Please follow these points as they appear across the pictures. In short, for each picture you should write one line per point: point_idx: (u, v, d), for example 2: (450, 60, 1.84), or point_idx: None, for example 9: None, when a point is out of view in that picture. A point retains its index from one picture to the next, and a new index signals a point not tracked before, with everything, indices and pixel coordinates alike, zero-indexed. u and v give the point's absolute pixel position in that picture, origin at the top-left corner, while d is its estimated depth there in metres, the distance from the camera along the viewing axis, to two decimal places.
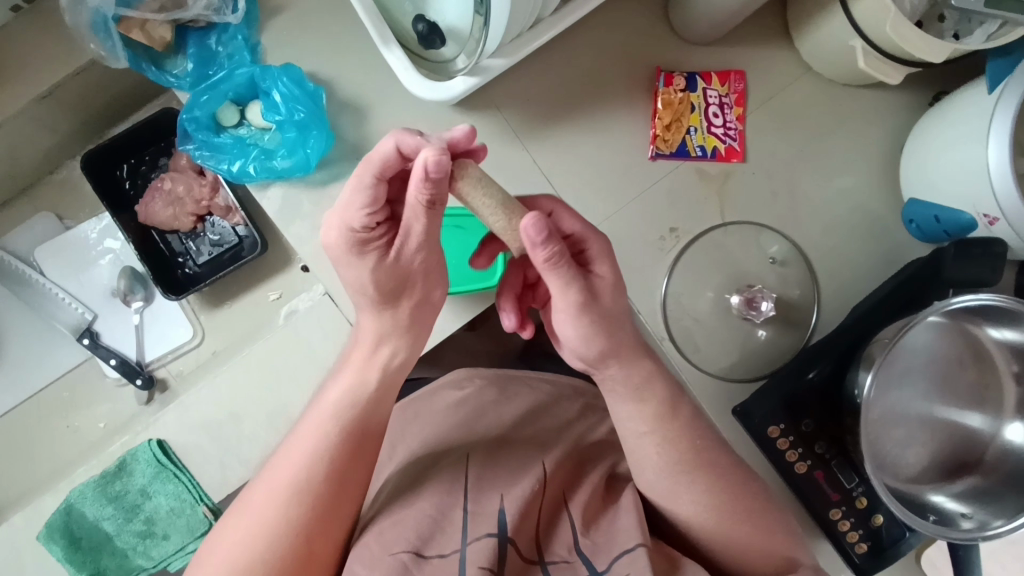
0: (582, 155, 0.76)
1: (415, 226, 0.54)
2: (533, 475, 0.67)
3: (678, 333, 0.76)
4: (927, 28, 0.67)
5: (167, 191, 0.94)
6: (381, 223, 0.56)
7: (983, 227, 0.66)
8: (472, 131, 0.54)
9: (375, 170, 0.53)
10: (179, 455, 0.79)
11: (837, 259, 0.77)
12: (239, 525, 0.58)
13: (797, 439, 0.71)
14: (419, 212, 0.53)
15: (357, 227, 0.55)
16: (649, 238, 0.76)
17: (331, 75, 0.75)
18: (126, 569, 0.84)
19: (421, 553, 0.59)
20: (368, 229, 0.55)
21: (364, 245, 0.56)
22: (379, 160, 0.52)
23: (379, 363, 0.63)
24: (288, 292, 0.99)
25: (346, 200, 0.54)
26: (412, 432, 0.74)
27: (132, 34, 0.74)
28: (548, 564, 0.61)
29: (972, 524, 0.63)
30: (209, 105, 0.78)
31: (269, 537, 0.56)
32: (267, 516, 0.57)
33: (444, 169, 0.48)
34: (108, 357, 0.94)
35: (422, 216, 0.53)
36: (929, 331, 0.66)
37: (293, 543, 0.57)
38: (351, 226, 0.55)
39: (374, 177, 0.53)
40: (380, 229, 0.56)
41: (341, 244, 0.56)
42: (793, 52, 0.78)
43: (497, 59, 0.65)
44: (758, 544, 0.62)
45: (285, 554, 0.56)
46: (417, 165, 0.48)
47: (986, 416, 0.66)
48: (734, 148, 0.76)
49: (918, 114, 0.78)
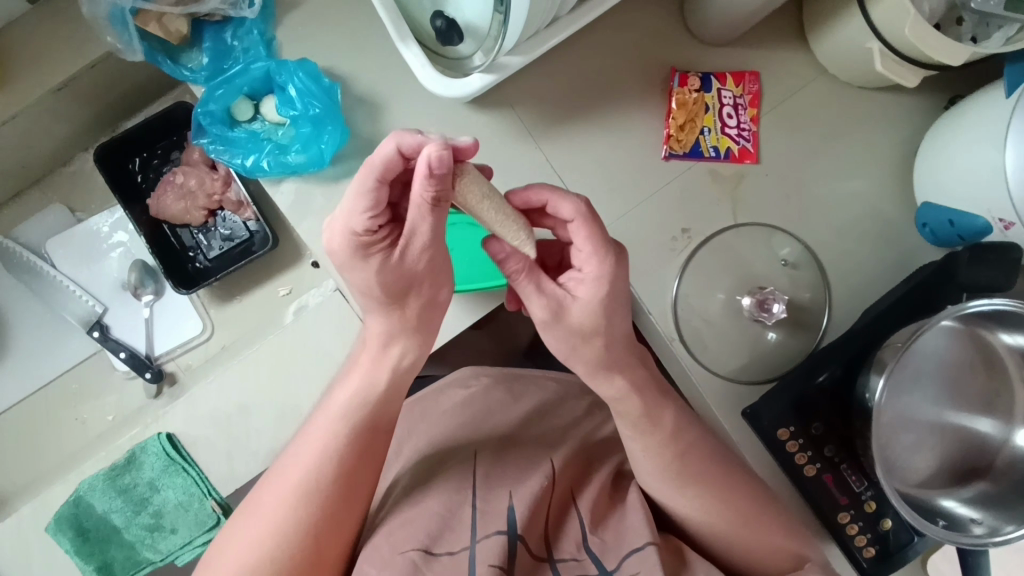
0: (595, 154, 0.76)
1: (422, 227, 0.54)
2: (542, 474, 0.66)
3: (689, 334, 0.76)
4: (945, 31, 0.67)
5: (179, 185, 0.94)
6: (384, 226, 0.56)
7: (998, 232, 0.66)
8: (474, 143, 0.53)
9: (376, 173, 0.53)
10: (188, 449, 0.79)
11: (848, 261, 0.76)
12: (253, 520, 0.58)
13: (806, 442, 0.71)
14: (422, 212, 0.52)
15: (359, 231, 0.55)
16: (661, 238, 0.76)
17: (345, 71, 0.75)
18: (134, 562, 0.84)
19: (430, 551, 0.58)
20: (370, 232, 0.55)
21: (367, 249, 0.56)
22: (380, 162, 0.52)
23: (389, 363, 0.62)
24: (298, 287, 0.99)
25: (350, 204, 0.54)
26: (420, 428, 0.74)
27: (149, 26, 0.74)
28: (557, 562, 0.61)
29: (983, 529, 0.63)
30: (224, 99, 0.78)
31: (281, 532, 0.57)
32: (281, 511, 0.57)
33: (447, 165, 0.49)
34: (118, 350, 0.94)
35: (428, 215, 0.53)
36: (941, 336, 0.66)
37: (304, 540, 0.57)
38: (353, 230, 0.55)
39: (376, 179, 0.53)
40: (382, 233, 0.56)
41: (345, 249, 0.56)
42: (808, 54, 0.77)
43: (515, 56, 0.65)
44: (768, 546, 0.62)
45: (295, 549, 0.57)
46: (420, 161, 0.48)
47: (997, 421, 0.66)
48: (748, 149, 0.76)
49: (932, 117, 0.78)
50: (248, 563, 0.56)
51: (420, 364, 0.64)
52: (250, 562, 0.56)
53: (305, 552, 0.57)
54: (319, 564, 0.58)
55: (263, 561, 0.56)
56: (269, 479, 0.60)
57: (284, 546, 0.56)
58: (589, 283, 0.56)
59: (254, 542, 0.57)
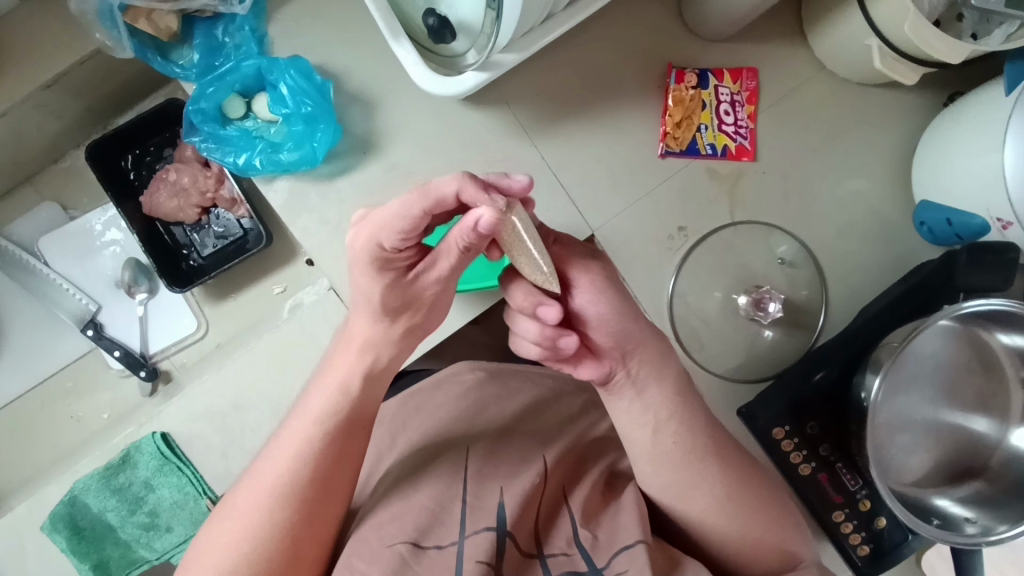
0: (592, 152, 0.75)
1: (443, 262, 0.54)
2: (533, 470, 0.66)
3: (684, 332, 0.76)
4: (945, 28, 0.66)
5: (172, 182, 0.93)
6: (409, 247, 0.54)
7: (996, 232, 0.65)
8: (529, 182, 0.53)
9: (425, 205, 0.49)
10: (182, 448, 0.79)
11: (845, 260, 0.76)
12: (233, 517, 0.58)
13: (802, 442, 0.70)
14: (453, 254, 0.53)
15: (386, 246, 0.53)
16: (657, 236, 0.75)
17: (340, 69, 0.74)
18: (129, 559, 0.85)
19: (419, 544, 0.59)
20: (395, 249, 0.53)
21: (387, 261, 0.54)
22: (435, 197, 0.49)
23: (366, 367, 0.62)
24: (294, 285, 0.98)
25: (386, 219, 0.51)
26: (414, 423, 0.73)
27: (139, 23, 0.73)
28: (547, 557, 0.61)
29: (976, 529, 0.63)
30: (215, 96, 0.77)
31: (258, 532, 0.57)
32: (259, 512, 0.58)
33: (494, 228, 0.49)
34: (112, 348, 0.93)
35: (453, 255, 0.53)
36: (939, 336, 0.66)
37: (281, 539, 0.57)
38: (380, 244, 0.53)
39: (423, 211, 0.50)
40: (407, 252, 0.54)
41: (363, 256, 0.54)
42: (807, 50, 0.77)
43: (509, 54, 0.64)
44: (758, 541, 0.62)
45: (281, 552, 0.57)
46: (472, 216, 0.48)
47: (992, 421, 0.66)
48: (745, 147, 0.75)
49: (931, 114, 0.77)
50: (222, 565, 0.56)
51: (400, 367, 0.64)
52: (228, 564, 0.56)
53: (285, 552, 0.57)
54: (299, 562, 0.59)
55: (240, 562, 0.56)
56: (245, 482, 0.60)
57: (257, 546, 0.57)
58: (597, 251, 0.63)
59: (233, 537, 0.57)
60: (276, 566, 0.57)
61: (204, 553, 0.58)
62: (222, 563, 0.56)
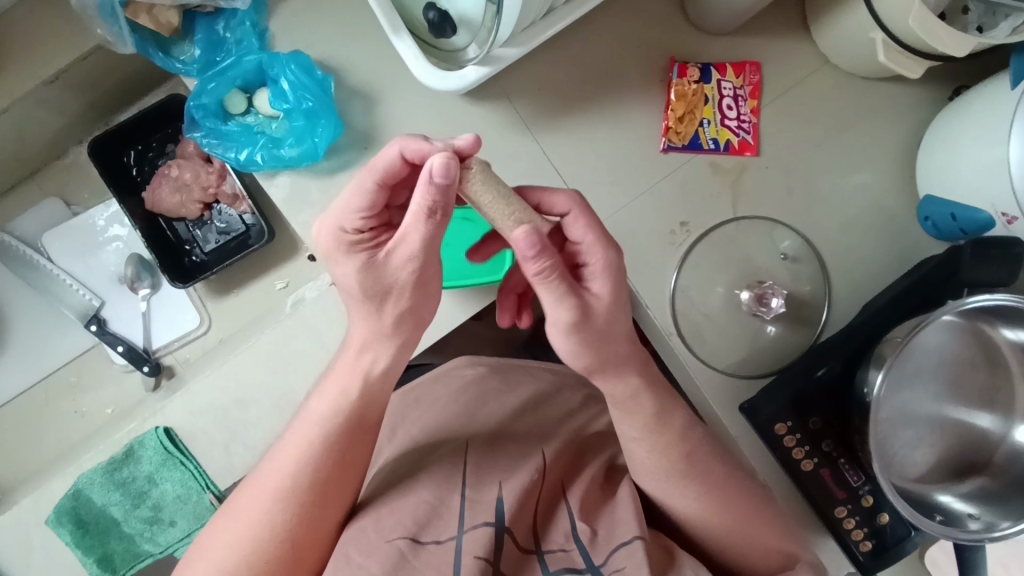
0: (593, 146, 0.75)
1: (413, 235, 0.52)
2: (532, 465, 0.66)
3: (687, 327, 0.76)
4: (950, 21, 0.66)
5: (174, 178, 0.94)
6: (373, 229, 0.56)
7: (1001, 226, 0.65)
8: (477, 141, 0.52)
9: (377, 175, 0.54)
10: (185, 442, 0.79)
11: (849, 255, 0.75)
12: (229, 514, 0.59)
13: (804, 437, 0.70)
14: (419, 224, 0.51)
15: (348, 229, 0.55)
16: (658, 231, 0.75)
17: (341, 63, 0.74)
18: (133, 554, 0.86)
19: (417, 539, 0.59)
20: (358, 231, 0.55)
21: (352, 246, 0.55)
22: (383, 164, 0.54)
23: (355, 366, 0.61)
24: (295, 280, 0.99)
25: (343, 202, 0.55)
26: (413, 416, 0.73)
27: (140, 18, 0.73)
28: (545, 553, 0.61)
29: (979, 524, 0.63)
30: (217, 91, 0.78)
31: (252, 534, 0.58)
32: (261, 514, 0.58)
33: (450, 174, 0.48)
34: (115, 344, 0.94)
35: (421, 224, 0.51)
36: (942, 331, 0.66)
37: (275, 543, 0.58)
38: (341, 227, 0.55)
39: (375, 182, 0.54)
40: (371, 235, 0.56)
41: (329, 245, 0.56)
42: (811, 43, 0.76)
43: (509, 48, 0.64)
44: (755, 536, 0.62)
45: (277, 557, 0.58)
46: (424, 169, 0.48)
47: (996, 417, 0.65)
48: (748, 141, 0.75)
49: (937, 108, 0.76)
50: (223, 565, 0.58)
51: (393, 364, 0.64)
52: (228, 564, 0.58)
53: (284, 554, 0.58)
54: (299, 564, 0.60)
55: (240, 563, 0.57)
56: (242, 486, 0.62)
57: (257, 547, 0.58)
58: (602, 275, 0.54)
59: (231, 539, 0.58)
60: (278, 566, 0.58)
61: (205, 554, 0.59)
62: (222, 565, 0.58)
